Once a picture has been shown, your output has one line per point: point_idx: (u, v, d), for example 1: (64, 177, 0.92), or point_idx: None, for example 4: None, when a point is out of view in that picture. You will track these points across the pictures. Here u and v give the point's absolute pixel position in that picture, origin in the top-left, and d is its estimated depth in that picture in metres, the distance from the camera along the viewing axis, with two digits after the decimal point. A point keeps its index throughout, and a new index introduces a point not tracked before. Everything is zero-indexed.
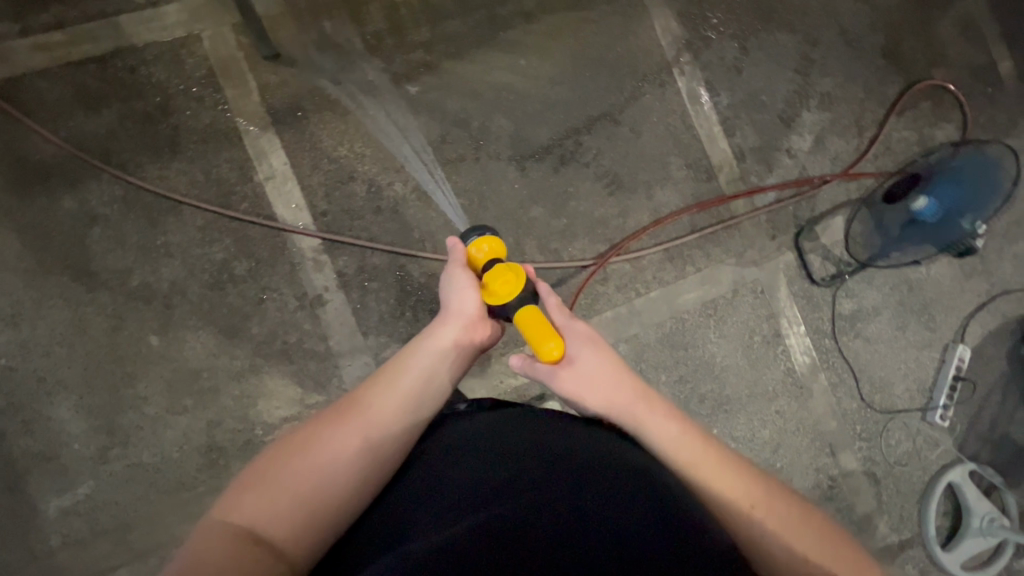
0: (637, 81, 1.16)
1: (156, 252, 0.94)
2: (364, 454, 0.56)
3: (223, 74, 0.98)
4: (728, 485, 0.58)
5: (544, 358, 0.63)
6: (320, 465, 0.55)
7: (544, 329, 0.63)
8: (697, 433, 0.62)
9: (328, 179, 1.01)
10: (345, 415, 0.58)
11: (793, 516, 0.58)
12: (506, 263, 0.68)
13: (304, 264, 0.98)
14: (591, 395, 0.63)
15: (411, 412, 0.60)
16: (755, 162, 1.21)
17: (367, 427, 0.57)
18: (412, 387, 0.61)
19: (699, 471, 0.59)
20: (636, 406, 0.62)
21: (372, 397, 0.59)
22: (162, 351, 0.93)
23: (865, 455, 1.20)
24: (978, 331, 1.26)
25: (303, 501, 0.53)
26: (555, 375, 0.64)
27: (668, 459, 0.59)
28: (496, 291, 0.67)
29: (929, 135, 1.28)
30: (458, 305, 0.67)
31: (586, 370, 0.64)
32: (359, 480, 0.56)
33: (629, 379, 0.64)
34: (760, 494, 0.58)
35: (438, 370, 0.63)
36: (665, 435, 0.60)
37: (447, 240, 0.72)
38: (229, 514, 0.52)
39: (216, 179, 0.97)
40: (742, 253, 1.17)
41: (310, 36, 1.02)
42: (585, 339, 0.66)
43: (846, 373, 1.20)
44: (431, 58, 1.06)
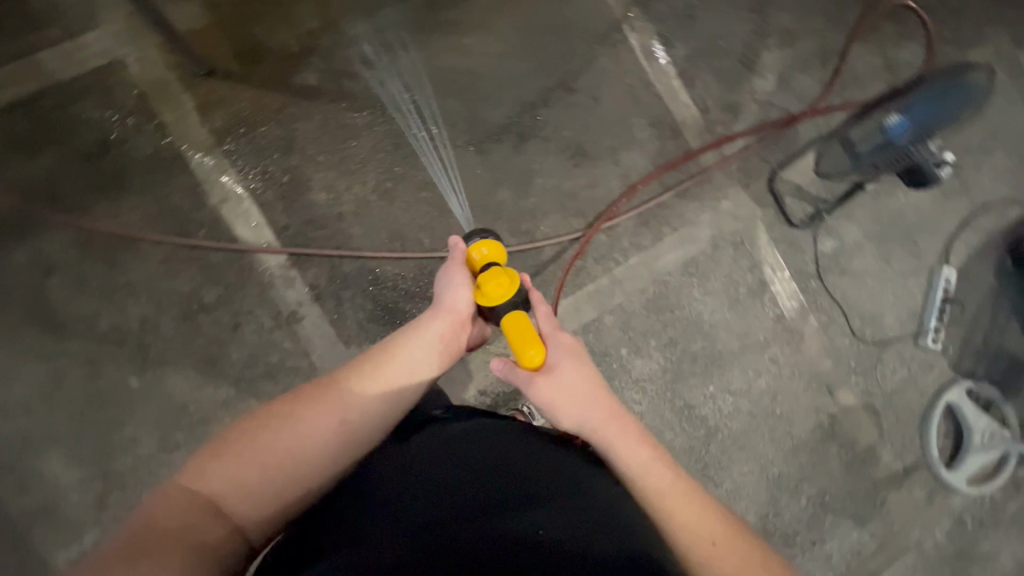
0: (588, 45, 1.12)
1: (120, 292, 0.92)
2: (336, 441, 0.61)
3: (158, 99, 0.94)
4: (691, 522, 0.59)
5: (526, 364, 0.66)
6: (293, 445, 0.59)
7: (529, 337, 0.67)
8: (668, 460, 0.63)
9: (284, 193, 0.98)
10: (328, 396, 0.62)
11: (757, 563, 0.59)
12: (504, 268, 0.72)
13: (274, 282, 0.96)
14: (565, 404, 0.65)
15: (387, 403, 0.64)
16: (720, 111, 1.18)
17: (345, 412, 0.62)
18: (394, 377, 0.66)
19: (665, 503, 0.60)
20: (607, 427, 0.64)
21: (355, 382, 0.64)
22: (146, 390, 0.91)
23: (862, 388, 1.20)
24: (962, 251, 1.26)
25: (269, 476, 0.58)
26: (532, 382, 0.67)
27: (635, 481, 0.61)
28: (489, 293, 0.70)
29: (895, 58, 1.25)
30: (452, 301, 0.71)
31: (562, 380, 0.66)
32: (327, 465, 0.60)
33: (604, 399, 0.66)
34: (726, 535, 0.59)
35: (420, 362, 0.67)
36: (636, 458, 0.62)
37: (449, 238, 0.75)
38: (195, 480, 0.56)
39: (170, 209, 0.94)
40: (717, 206, 1.15)
41: (242, 45, 0.97)
42: (567, 350, 0.69)
43: (835, 311, 1.20)
44: (371, 51, 1.02)
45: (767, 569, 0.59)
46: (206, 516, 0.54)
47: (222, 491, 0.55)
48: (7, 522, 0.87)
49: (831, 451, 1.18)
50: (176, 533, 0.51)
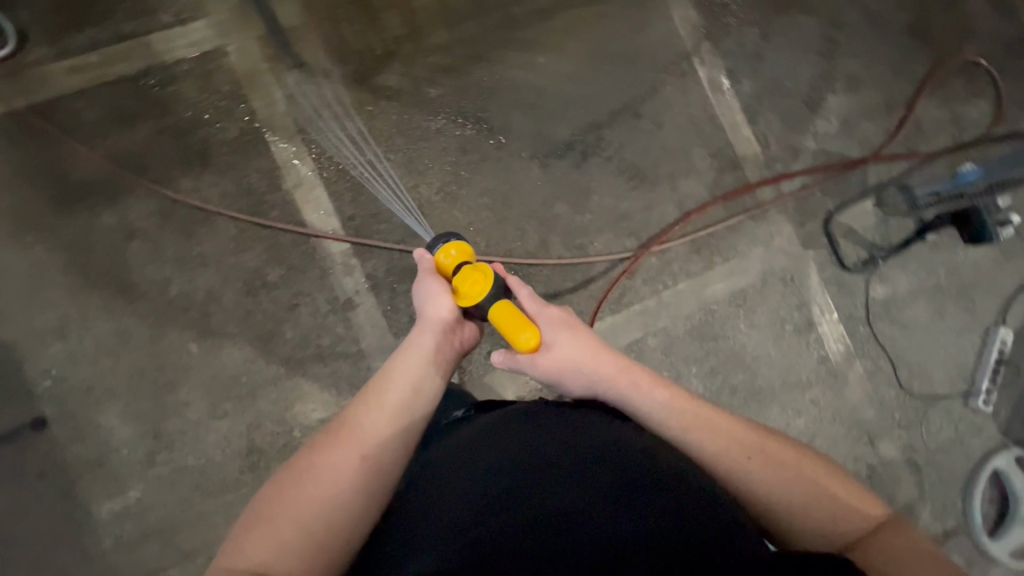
0: (657, 73, 1.15)
1: (192, 262, 0.97)
2: (357, 478, 0.63)
3: (249, 86, 1.00)
4: (719, 445, 0.65)
5: (523, 348, 0.68)
6: (319, 493, 0.62)
7: (519, 321, 0.68)
8: (680, 395, 0.69)
9: (354, 184, 1.02)
10: (339, 439, 0.65)
11: (785, 457, 0.65)
12: (474, 264, 0.74)
13: (334, 268, 1.00)
14: (572, 374, 0.72)
15: (399, 428, 0.67)
16: (781, 148, 1.19)
17: (360, 448, 0.65)
18: (399, 400, 0.68)
19: (688, 431, 0.66)
20: (618, 379, 0.70)
21: (362, 418, 0.67)
22: (202, 358, 0.95)
23: (905, 442, 1.17)
24: (1020, 313, 1.23)
25: (304, 534, 0.60)
26: (535, 362, 0.72)
27: (659, 424, 0.67)
28: (467, 292, 0.72)
29: (963, 113, 1.25)
30: (435, 311, 0.73)
31: (563, 353, 0.71)
32: (357, 505, 0.62)
33: (607, 354, 0.72)
34: (751, 442, 0.66)
35: (424, 379, 0.70)
36: (651, 402, 0.69)
37: (414, 251, 0.78)
38: (238, 559, 0.58)
39: (247, 189, 0.99)
40: (770, 241, 1.16)
41: (332, 44, 1.04)
42: (559, 323, 0.74)
43: (882, 360, 1.18)
44: (450, 60, 1.07)
45: (795, 457, 0.66)
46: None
47: (265, 561, 0.58)
48: (61, 468, 0.91)
49: None
50: None
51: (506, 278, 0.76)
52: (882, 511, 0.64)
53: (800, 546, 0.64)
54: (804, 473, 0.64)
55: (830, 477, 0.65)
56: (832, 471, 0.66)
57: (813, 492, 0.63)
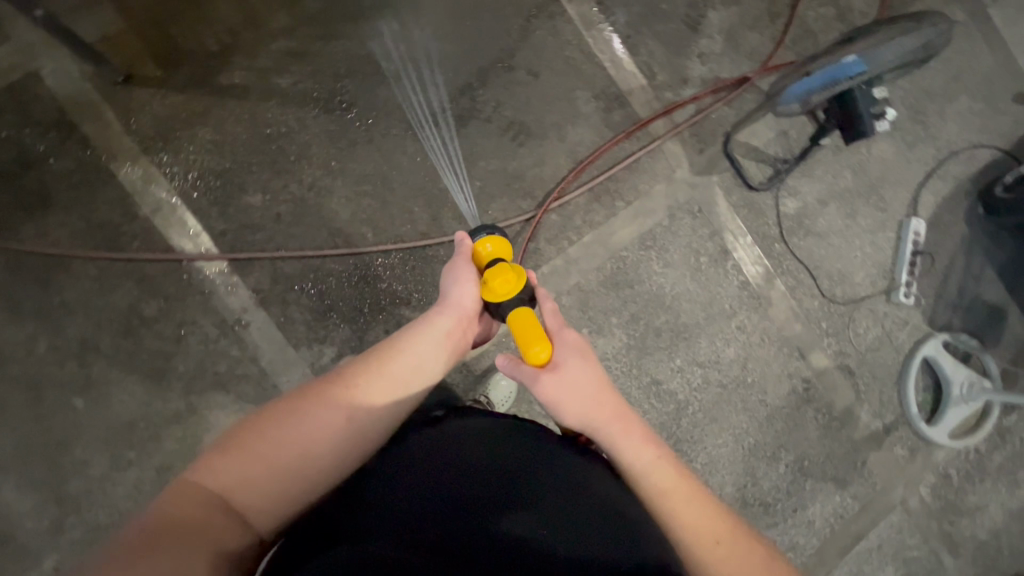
0: (524, 18, 1.08)
1: (56, 313, 0.90)
2: (343, 443, 0.57)
3: (77, 111, 0.91)
4: (697, 522, 0.57)
5: (530, 360, 0.61)
6: (300, 445, 0.55)
7: (535, 334, 0.61)
8: (672, 461, 0.60)
9: (219, 197, 0.95)
10: (338, 394, 0.58)
11: (761, 568, 0.56)
12: (511, 264, 0.67)
13: (215, 290, 0.94)
14: (571, 403, 0.60)
15: (397, 407, 0.60)
16: (668, 76, 1.14)
17: (354, 413, 0.58)
18: (403, 375, 0.61)
19: (668, 503, 0.57)
20: (611, 426, 0.60)
21: (365, 383, 0.59)
22: (92, 411, 0.90)
23: (836, 350, 1.18)
24: (930, 202, 1.23)
25: (277, 474, 0.54)
26: (536, 379, 0.61)
27: (641, 478, 0.59)
28: (495, 288, 0.65)
29: (847, 7, 1.21)
30: (460, 295, 0.66)
31: (571, 377, 0.61)
32: (332, 470, 0.56)
33: (612, 396, 0.62)
34: (730, 538, 0.57)
35: (435, 358, 0.63)
36: (640, 458, 0.59)
37: (455, 232, 0.69)
38: (199, 478, 0.52)
39: (100, 224, 0.91)
40: (671, 175, 1.12)
41: (161, 49, 0.95)
42: (575, 348, 0.64)
43: (802, 274, 1.17)
44: (297, 44, 0.99)
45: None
46: (214, 520, 0.50)
47: (229, 490, 0.52)
48: None
49: (807, 416, 1.15)
50: (182, 532, 0.48)
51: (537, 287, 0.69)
52: None
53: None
54: None
55: None
56: None
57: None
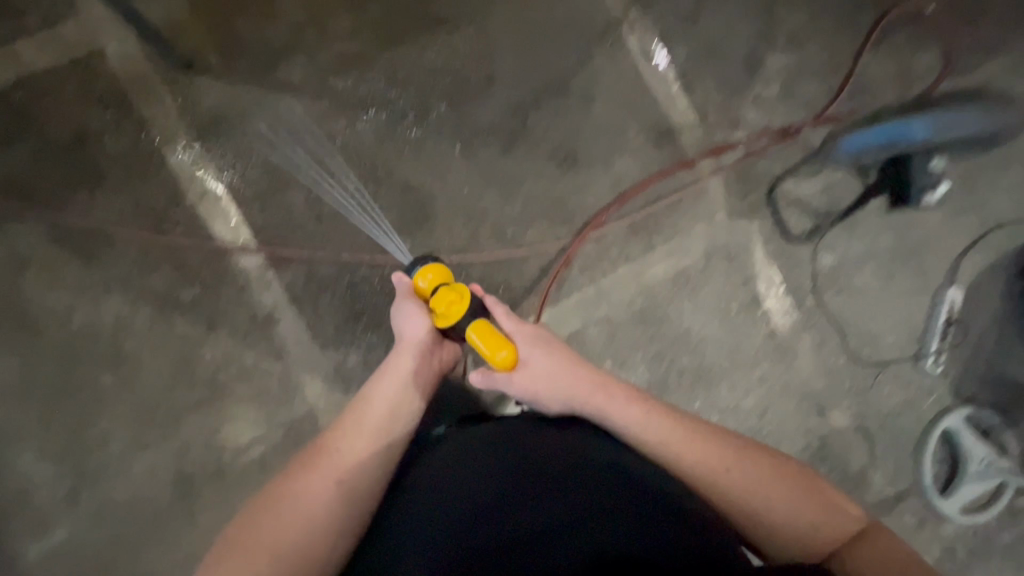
0: (584, 44, 1.08)
1: (93, 289, 0.91)
2: (333, 501, 0.63)
3: (136, 92, 0.92)
4: (697, 453, 0.68)
5: (500, 365, 0.69)
6: (298, 517, 0.62)
7: (496, 338, 0.69)
8: (657, 408, 0.71)
9: (264, 192, 0.96)
10: (319, 462, 0.66)
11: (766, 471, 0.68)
12: (451, 285, 0.74)
13: (250, 283, 0.95)
14: (549, 392, 0.73)
15: (376, 451, 0.68)
16: (720, 117, 1.13)
17: (336, 471, 0.65)
18: (378, 422, 0.70)
19: (667, 447, 0.68)
20: (593, 396, 0.72)
21: (339, 443, 0.68)
22: (118, 389, 0.91)
23: (856, 411, 1.17)
24: (970, 271, 1.21)
25: (278, 556, 0.60)
26: (511, 379, 0.73)
27: (637, 440, 0.69)
28: (443, 313, 0.73)
29: (910, 65, 1.19)
30: (412, 333, 0.75)
31: (539, 369, 0.73)
32: (330, 532, 0.62)
33: (584, 373, 0.73)
34: (733, 459, 0.68)
35: (403, 398, 0.72)
36: (630, 416, 0.70)
37: (394, 275, 0.79)
38: None
39: (146, 206, 0.92)
40: (712, 217, 1.11)
41: (224, 39, 0.95)
42: (535, 340, 0.75)
43: (831, 330, 1.16)
44: (357, 47, 0.99)
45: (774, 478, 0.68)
46: None
47: None
48: None
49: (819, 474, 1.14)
50: None
51: (485, 297, 0.77)
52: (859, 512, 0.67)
53: (785, 561, 0.66)
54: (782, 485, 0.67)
55: (803, 492, 0.67)
56: (804, 478, 0.69)
57: (790, 506, 0.66)
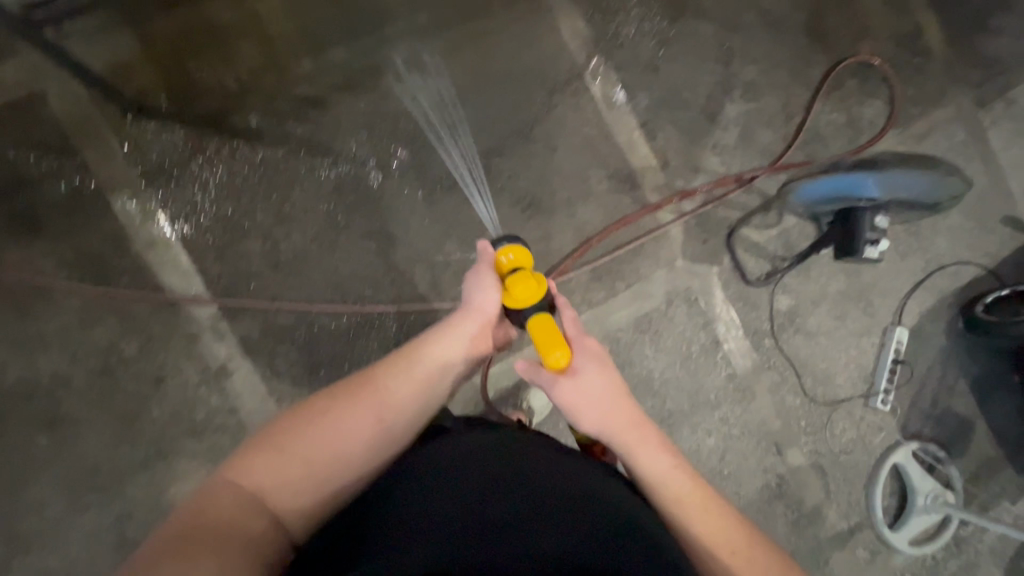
0: (547, 91, 1.08)
1: (31, 343, 0.87)
2: (372, 440, 0.59)
3: (81, 137, 0.89)
4: (711, 531, 0.58)
5: (550, 366, 0.61)
6: (333, 440, 0.57)
7: (553, 339, 0.61)
8: (688, 470, 0.61)
9: (217, 240, 0.93)
10: (364, 393, 0.60)
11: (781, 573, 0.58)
12: (533, 271, 0.66)
13: (202, 334, 0.92)
14: (589, 412, 0.61)
15: (421, 405, 0.62)
16: (680, 164, 1.15)
17: (381, 410, 0.60)
18: (426, 373, 0.64)
19: (683, 511, 0.59)
20: (628, 432, 0.61)
21: (391, 381, 0.62)
22: (56, 449, 0.86)
23: (811, 448, 1.20)
24: (915, 310, 1.26)
25: (309, 472, 0.56)
26: (554, 385, 0.62)
27: (660, 491, 0.59)
28: (515, 296, 0.65)
29: (859, 115, 1.24)
30: (482, 300, 0.68)
31: (586, 386, 0.62)
32: (364, 467, 0.58)
33: (628, 404, 0.63)
34: (745, 543, 0.58)
35: (454, 358, 0.66)
36: (657, 467, 0.60)
37: (477, 242, 0.70)
38: (237, 477, 0.54)
39: (90, 255, 0.89)
40: (673, 261, 1.13)
41: (176, 82, 0.92)
42: (593, 356, 0.64)
43: (787, 370, 1.19)
44: (318, 92, 0.97)
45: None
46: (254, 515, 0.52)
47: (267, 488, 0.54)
48: None
49: (777, 511, 1.17)
50: (222, 529, 0.49)
51: (556, 296, 0.69)
52: None
53: None
54: None
55: None
56: None
57: None
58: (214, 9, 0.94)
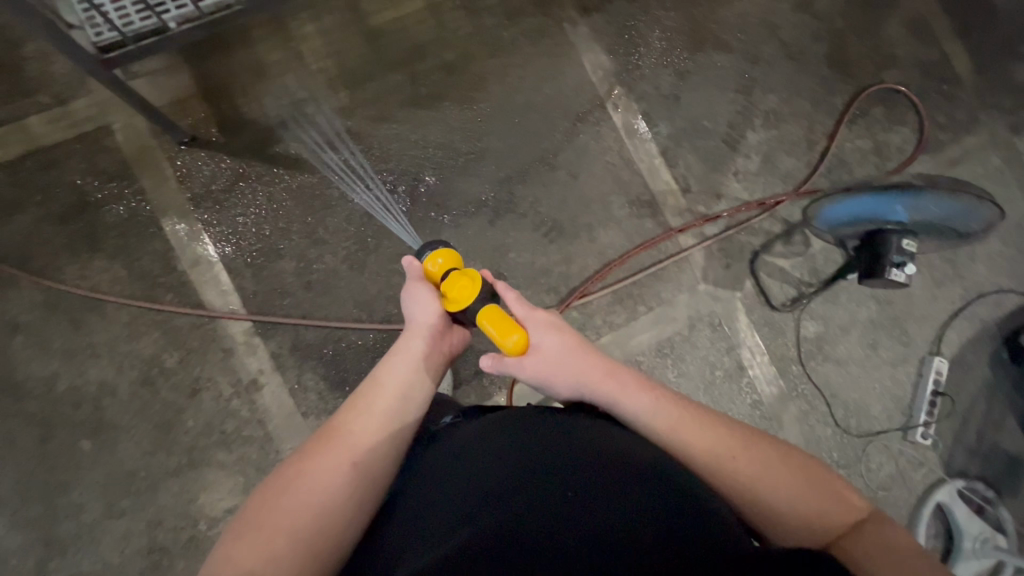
0: (570, 121, 1.13)
1: (81, 354, 0.93)
2: (349, 480, 0.61)
3: (138, 165, 0.97)
4: (703, 440, 0.62)
5: (509, 350, 0.65)
6: (310, 495, 0.59)
7: (506, 323, 0.65)
8: (667, 395, 0.66)
9: (256, 260, 0.99)
10: (328, 443, 0.63)
11: (770, 453, 0.62)
12: (462, 270, 0.71)
13: (236, 348, 0.96)
14: (559, 377, 0.68)
15: (390, 433, 0.66)
16: (701, 190, 1.17)
17: (351, 451, 0.63)
18: (388, 406, 0.67)
19: (674, 432, 0.62)
20: (602, 384, 0.66)
21: (353, 423, 0.65)
22: (96, 455, 0.91)
23: (845, 483, 1.15)
24: (953, 340, 1.21)
25: (294, 533, 0.57)
26: (522, 365, 0.68)
27: (644, 427, 0.64)
28: (454, 298, 0.70)
29: (885, 141, 1.24)
30: (423, 317, 0.73)
31: (551, 355, 0.68)
32: (348, 509, 0.60)
33: (593, 357, 0.68)
34: (736, 443, 0.62)
35: (413, 384, 0.70)
36: (637, 401, 0.65)
37: (402, 258, 0.74)
38: (222, 567, 0.54)
39: (140, 273, 0.96)
40: (695, 286, 1.13)
41: (225, 114, 1.01)
42: (546, 326, 0.69)
43: (816, 399, 1.16)
44: (353, 123, 1.04)
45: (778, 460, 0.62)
46: None
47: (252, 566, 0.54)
48: None
49: None
50: None
51: (496, 282, 0.73)
52: (863, 503, 0.60)
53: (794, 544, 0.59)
54: (790, 471, 0.61)
55: (813, 480, 0.60)
56: (817, 468, 0.62)
57: (800, 498, 0.59)
58: (262, 50, 1.03)
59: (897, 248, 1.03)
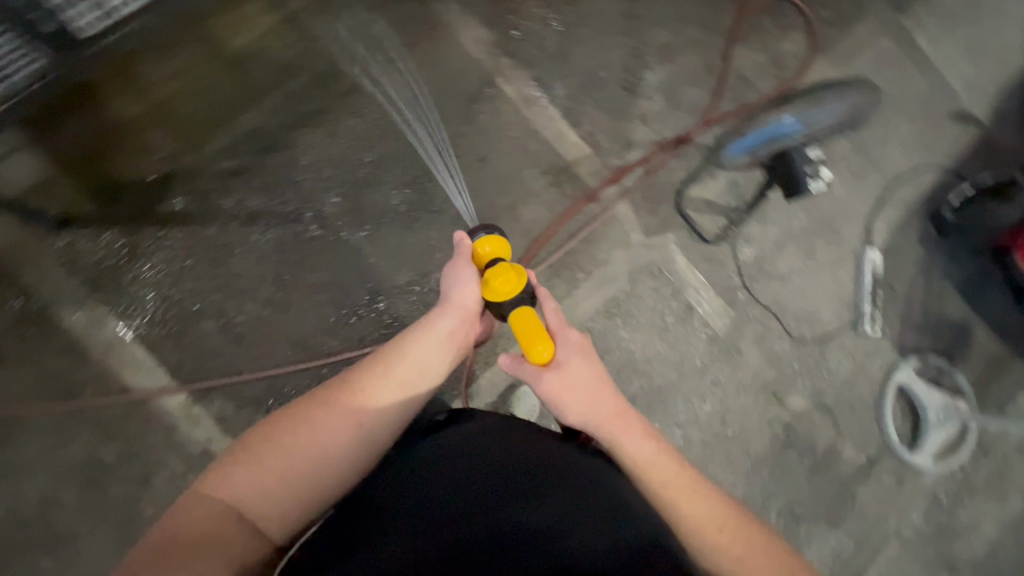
0: (464, 104, 1.08)
1: (14, 472, 0.88)
2: (351, 448, 0.59)
3: (18, 262, 0.91)
4: (699, 513, 0.58)
5: (535, 360, 0.62)
6: (314, 454, 0.57)
7: (537, 333, 0.62)
8: (671, 452, 0.61)
9: (171, 329, 0.94)
10: (343, 401, 0.60)
11: (756, 544, 0.58)
12: (511, 263, 0.66)
13: (177, 423, 0.92)
14: (572, 404, 0.61)
15: (401, 409, 0.62)
16: (612, 143, 1.15)
17: (359, 418, 0.60)
18: (405, 376, 0.63)
19: (669, 493, 0.58)
20: (613, 422, 0.61)
21: (372, 387, 0.61)
22: (59, 568, 0.87)
23: (811, 389, 1.19)
24: (884, 229, 1.24)
25: (289, 484, 0.56)
26: (539, 377, 0.62)
27: (641, 478, 0.59)
28: (496, 290, 0.65)
29: (780, 50, 1.23)
30: (460, 297, 0.66)
31: (573, 377, 0.62)
32: (345, 472, 0.59)
33: (612, 395, 0.62)
34: (727, 518, 0.58)
35: (434, 358, 0.65)
36: (642, 451, 0.60)
37: (453, 233, 0.70)
38: (219, 488, 0.55)
39: (52, 373, 0.90)
40: (627, 239, 1.13)
41: (97, 185, 0.94)
42: (576, 347, 0.64)
43: (767, 318, 1.18)
44: (240, 161, 0.98)
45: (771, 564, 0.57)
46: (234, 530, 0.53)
47: (244, 500, 0.55)
48: None
49: (791, 460, 1.16)
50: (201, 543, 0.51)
51: (538, 287, 0.69)
52: None
53: None
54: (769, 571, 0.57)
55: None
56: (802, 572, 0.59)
57: None
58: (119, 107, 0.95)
59: (808, 163, 1.04)
